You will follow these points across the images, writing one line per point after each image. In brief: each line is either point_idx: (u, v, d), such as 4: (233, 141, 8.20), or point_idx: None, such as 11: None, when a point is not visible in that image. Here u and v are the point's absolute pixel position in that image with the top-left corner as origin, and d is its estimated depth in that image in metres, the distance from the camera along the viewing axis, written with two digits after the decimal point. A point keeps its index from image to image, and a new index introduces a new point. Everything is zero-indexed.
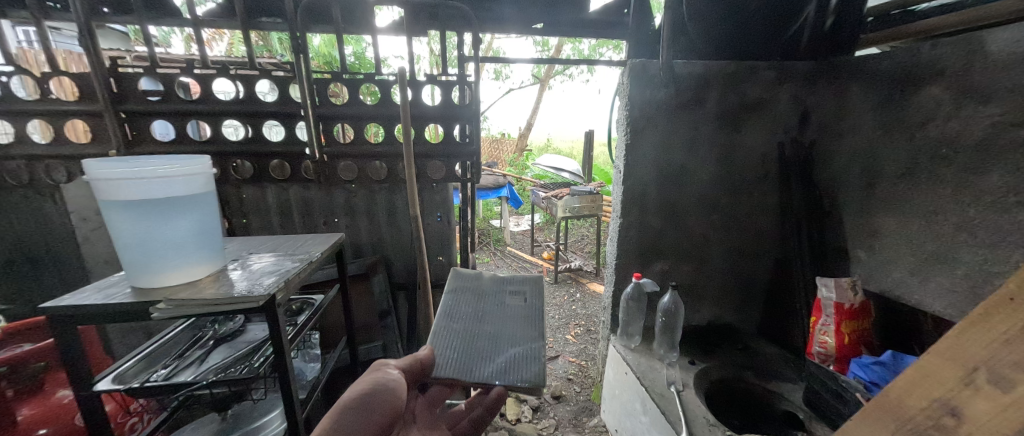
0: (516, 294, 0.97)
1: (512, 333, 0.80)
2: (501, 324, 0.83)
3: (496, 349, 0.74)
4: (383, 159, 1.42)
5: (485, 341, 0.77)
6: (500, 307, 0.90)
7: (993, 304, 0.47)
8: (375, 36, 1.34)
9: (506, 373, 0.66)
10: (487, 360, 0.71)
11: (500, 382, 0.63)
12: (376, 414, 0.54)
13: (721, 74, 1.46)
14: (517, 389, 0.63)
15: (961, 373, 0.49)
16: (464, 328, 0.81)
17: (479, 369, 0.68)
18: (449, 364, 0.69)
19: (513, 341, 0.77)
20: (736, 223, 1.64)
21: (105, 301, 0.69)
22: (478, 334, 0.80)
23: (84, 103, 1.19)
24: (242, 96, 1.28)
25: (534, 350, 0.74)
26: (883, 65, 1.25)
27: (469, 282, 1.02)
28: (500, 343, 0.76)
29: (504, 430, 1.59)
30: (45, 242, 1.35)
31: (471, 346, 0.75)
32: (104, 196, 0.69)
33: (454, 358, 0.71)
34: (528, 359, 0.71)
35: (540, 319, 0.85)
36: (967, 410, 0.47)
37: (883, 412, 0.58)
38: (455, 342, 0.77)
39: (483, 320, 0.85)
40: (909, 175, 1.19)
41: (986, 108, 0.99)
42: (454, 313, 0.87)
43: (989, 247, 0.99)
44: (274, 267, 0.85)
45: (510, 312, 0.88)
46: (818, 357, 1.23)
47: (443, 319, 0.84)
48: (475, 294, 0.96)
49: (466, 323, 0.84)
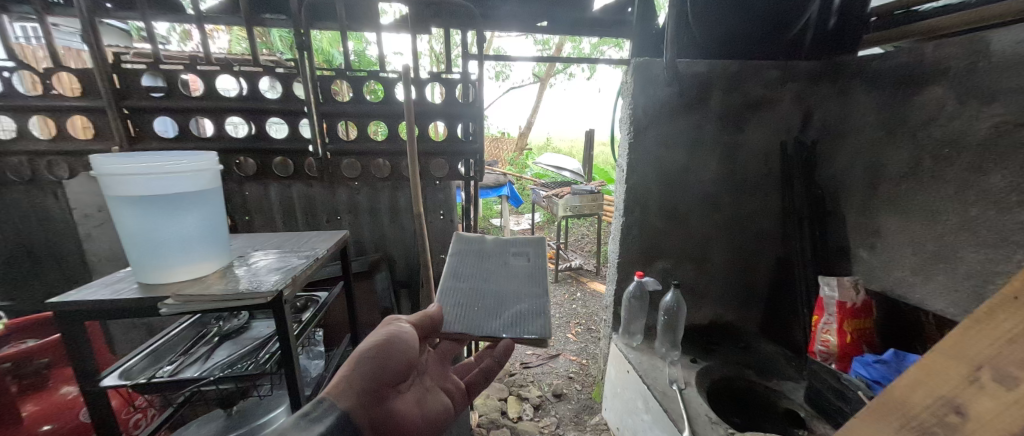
0: (520, 254, 0.99)
1: (517, 291, 0.83)
2: (505, 283, 0.86)
3: (502, 305, 0.78)
4: (387, 157, 1.42)
5: (491, 299, 0.80)
6: (504, 267, 0.93)
7: (999, 303, 0.48)
8: (378, 33, 1.34)
9: (513, 327, 0.70)
10: (494, 315, 0.74)
11: (507, 335, 0.68)
12: (393, 364, 0.57)
13: (724, 73, 1.46)
14: (525, 341, 0.67)
15: (966, 372, 0.50)
16: (470, 287, 0.84)
17: (487, 324, 0.72)
18: (457, 320, 0.72)
19: (519, 298, 0.80)
20: (738, 223, 1.65)
21: (111, 296, 0.69)
22: (484, 291, 0.82)
23: (86, 99, 1.18)
24: (245, 93, 1.27)
25: (539, 306, 0.78)
26: (887, 65, 1.25)
27: (472, 244, 1.03)
28: (505, 300, 0.79)
29: (505, 428, 1.60)
30: (47, 239, 1.34)
31: (477, 303, 0.78)
32: (111, 191, 0.69)
33: (462, 315, 0.74)
34: (532, 314, 0.74)
35: (543, 278, 0.88)
36: (970, 407, 0.48)
37: (892, 410, 0.58)
38: (462, 299, 0.79)
39: (488, 279, 0.87)
40: (912, 175, 1.19)
41: (989, 108, 1.00)
42: (459, 272, 0.89)
43: (991, 246, 1.00)
44: (279, 264, 0.85)
45: (515, 270, 0.91)
46: (821, 356, 1.23)
47: (449, 279, 0.86)
48: (479, 256, 0.97)
49: (471, 282, 0.86)
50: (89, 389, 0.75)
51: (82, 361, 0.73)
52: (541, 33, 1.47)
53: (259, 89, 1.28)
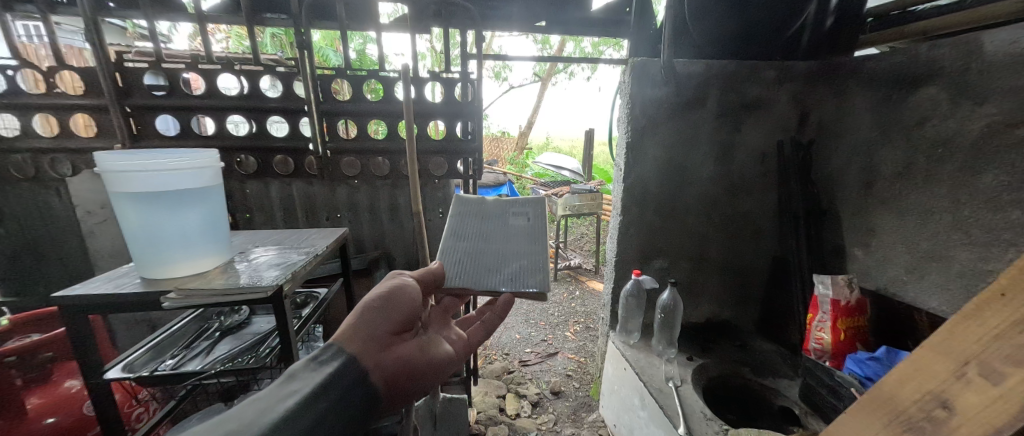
0: (519, 214, 0.98)
1: (517, 248, 0.85)
2: (505, 241, 0.88)
3: (503, 261, 0.81)
4: (386, 155, 1.44)
5: (492, 256, 0.83)
6: (503, 227, 0.93)
7: (985, 300, 0.49)
8: (378, 32, 1.35)
9: (514, 281, 0.75)
10: (495, 271, 0.78)
11: (506, 289, 0.72)
12: (397, 313, 0.58)
13: (721, 73, 1.47)
14: (526, 294, 0.72)
15: (953, 366, 0.52)
16: (469, 246, 0.86)
17: (488, 280, 0.75)
18: (460, 276, 0.76)
19: (518, 254, 0.83)
20: (736, 222, 1.66)
21: (114, 290, 0.71)
22: (484, 250, 0.85)
23: (90, 97, 1.20)
24: (247, 92, 1.29)
25: (538, 261, 0.81)
26: (882, 65, 1.27)
27: (472, 204, 1.03)
28: (505, 258, 0.82)
29: (504, 424, 1.61)
30: (51, 236, 1.36)
31: (478, 261, 0.81)
32: (114, 187, 0.71)
33: (466, 272, 0.78)
34: (532, 269, 0.78)
35: (542, 235, 0.88)
36: (958, 403, 0.50)
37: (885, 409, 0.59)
38: (462, 257, 0.82)
39: (488, 238, 0.89)
40: (906, 175, 1.21)
41: (982, 107, 1.01)
42: (459, 232, 0.91)
43: (983, 245, 1.01)
44: (279, 260, 0.87)
45: (514, 229, 0.92)
46: (815, 354, 1.24)
47: (450, 239, 0.88)
48: (479, 217, 0.97)
49: (473, 242, 0.88)
50: (93, 382, 0.76)
51: (85, 354, 0.74)
52: (540, 32, 1.48)
53: (260, 88, 1.29)
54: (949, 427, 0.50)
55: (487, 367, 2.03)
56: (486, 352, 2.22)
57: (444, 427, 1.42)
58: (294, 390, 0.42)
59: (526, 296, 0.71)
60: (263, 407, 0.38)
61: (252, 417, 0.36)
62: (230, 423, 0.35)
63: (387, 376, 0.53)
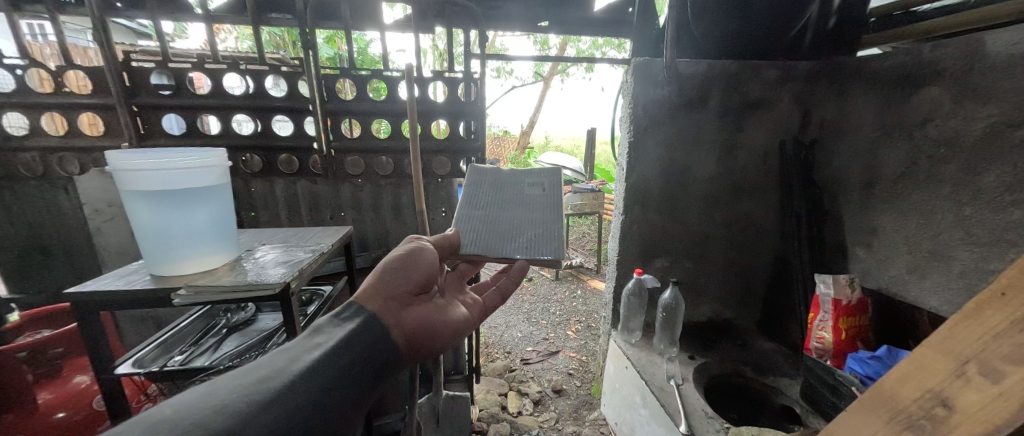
0: (535, 184, 0.95)
1: (531, 217, 0.87)
2: (519, 211, 0.89)
3: (517, 229, 0.83)
4: (390, 154, 1.45)
5: (506, 225, 0.85)
6: (519, 196, 0.92)
7: (985, 300, 0.51)
8: (382, 32, 1.36)
9: (528, 249, 0.78)
10: (509, 238, 0.81)
11: (521, 256, 0.77)
12: (414, 274, 0.65)
13: (723, 73, 1.48)
14: (538, 261, 0.77)
15: (953, 365, 0.53)
16: (486, 214, 0.88)
17: (504, 247, 0.80)
18: (476, 244, 0.80)
19: (533, 223, 0.85)
20: (737, 220, 1.66)
21: (125, 286, 0.72)
22: (499, 219, 0.87)
23: (98, 96, 1.21)
24: (252, 91, 1.30)
25: (551, 230, 0.83)
26: (884, 65, 1.27)
27: (486, 173, 1.00)
28: (519, 225, 0.84)
29: (505, 422, 1.62)
30: (59, 233, 1.37)
31: (493, 228, 0.84)
32: (124, 185, 0.72)
33: (482, 238, 0.82)
34: (546, 237, 0.81)
35: (558, 205, 0.88)
36: (958, 401, 0.51)
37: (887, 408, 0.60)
38: (477, 225, 0.85)
39: (503, 207, 0.90)
40: (907, 175, 1.21)
41: (984, 108, 1.01)
42: (474, 201, 0.91)
43: (984, 245, 1.01)
44: (287, 257, 0.88)
45: (529, 199, 0.91)
46: (816, 353, 1.25)
47: (465, 207, 0.89)
48: (495, 185, 0.96)
49: (487, 210, 0.89)
50: (103, 376, 0.77)
51: (96, 350, 0.75)
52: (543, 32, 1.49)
53: (264, 87, 1.30)
54: (949, 425, 0.51)
55: (489, 365, 2.05)
56: (487, 350, 2.23)
57: (446, 424, 1.44)
58: (318, 344, 0.46)
59: (540, 263, 0.75)
60: (290, 357, 0.44)
61: (280, 365, 0.42)
62: (263, 370, 0.40)
63: (408, 331, 0.59)
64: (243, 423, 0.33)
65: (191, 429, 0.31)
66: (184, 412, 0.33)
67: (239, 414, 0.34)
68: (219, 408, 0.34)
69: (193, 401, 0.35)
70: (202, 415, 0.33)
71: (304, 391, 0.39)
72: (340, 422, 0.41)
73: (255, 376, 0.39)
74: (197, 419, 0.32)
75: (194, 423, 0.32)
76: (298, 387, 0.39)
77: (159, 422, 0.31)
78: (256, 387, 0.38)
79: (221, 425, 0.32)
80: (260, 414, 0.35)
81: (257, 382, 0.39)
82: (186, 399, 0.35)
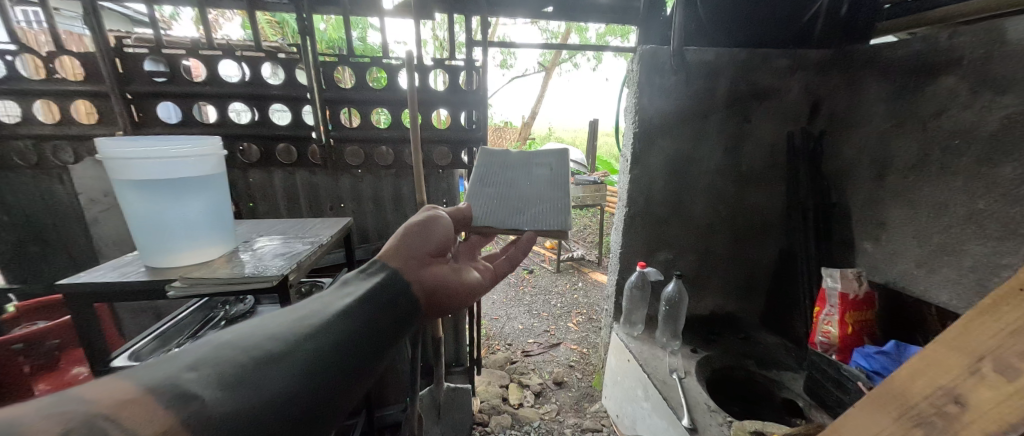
0: (544, 163, 0.94)
1: (540, 195, 0.85)
2: (529, 189, 0.87)
3: (526, 205, 0.83)
4: (389, 144, 1.42)
5: (516, 202, 0.84)
6: (529, 176, 0.91)
7: (1003, 297, 0.50)
8: (381, 18, 1.31)
9: (536, 224, 0.77)
10: (519, 213, 0.80)
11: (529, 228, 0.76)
12: (430, 239, 0.64)
13: (732, 62, 1.44)
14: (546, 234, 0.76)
15: (967, 362, 0.51)
16: (495, 192, 0.86)
17: (513, 220, 0.79)
18: (487, 217, 0.79)
19: (542, 200, 0.84)
20: (742, 213, 1.64)
21: (119, 279, 0.70)
22: (509, 197, 0.85)
23: (91, 84, 1.18)
24: (248, 79, 1.27)
25: (560, 206, 0.82)
26: (899, 54, 1.23)
27: (496, 153, 0.98)
28: (528, 202, 0.83)
29: (506, 414, 1.63)
30: (55, 224, 1.35)
31: (503, 205, 0.83)
32: (117, 174, 0.70)
33: (492, 213, 0.81)
34: (555, 212, 0.80)
35: (565, 183, 0.87)
36: (970, 398, 0.49)
37: (895, 401, 0.59)
38: (487, 201, 0.83)
39: (513, 185, 0.88)
40: (919, 167, 1.18)
41: (1002, 98, 0.98)
42: (484, 178, 0.90)
43: (997, 240, 0.99)
44: (285, 249, 0.85)
45: (539, 178, 0.90)
46: (821, 346, 1.23)
47: (475, 185, 0.87)
48: (505, 164, 0.94)
49: (498, 188, 0.88)
50: (100, 369, 0.76)
51: (91, 341, 0.74)
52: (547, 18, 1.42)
53: (261, 75, 1.27)
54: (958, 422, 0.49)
55: (490, 357, 2.05)
56: (489, 343, 2.24)
57: (448, 416, 1.44)
58: (349, 292, 0.48)
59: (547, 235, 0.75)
60: (327, 301, 0.45)
61: (318, 307, 0.44)
62: (302, 310, 0.42)
63: (427, 289, 0.58)
64: (287, 349, 0.36)
65: (246, 352, 0.34)
66: (240, 337, 0.37)
67: (286, 343, 0.37)
68: (269, 335, 0.37)
69: (247, 329, 0.38)
70: (255, 340, 0.36)
71: (339, 329, 0.41)
72: (372, 361, 0.42)
73: (295, 315, 0.41)
74: (253, 343, 0.36)
75: (249, 346, 0.35)
76: (334, 325, 0.41)
77: (224, 343, 0.35)
78: (298, 322, 0.40)
79: (271, 348, 0.35)
80: (302, 344, 0.37)
81: (298, 319, 0.41)
82: (239, 329, 0.38)
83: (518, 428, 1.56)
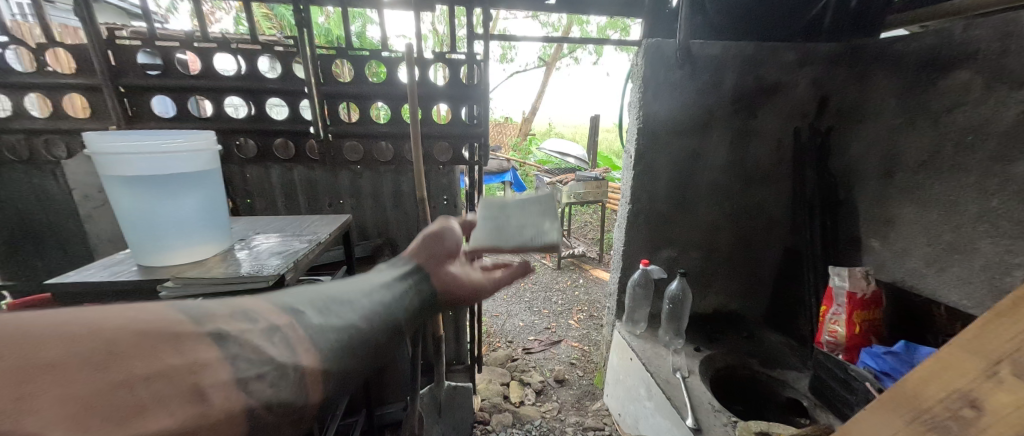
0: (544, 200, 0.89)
1: (536, 230, 0.79)
2: (526, 225, 0.81)
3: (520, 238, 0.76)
4: (389, 140, 1.38)
5: (511, 235, 0.78)
6: (529, 212, 0.86)
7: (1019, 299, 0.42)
8: (381, 9, 1.27)
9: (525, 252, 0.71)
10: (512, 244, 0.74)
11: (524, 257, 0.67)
12: (443, 245, 0.65)
13: (740, 56, 1.41)
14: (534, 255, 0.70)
15: (982, 366, 0.43)
16: (491, 229, 0.81)
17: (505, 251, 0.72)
18: (482, 247, 0.74)
19: (537, 233, 0.77)
20: (747, 210, 1.62)
21: (110, 278, 0.68)
22: (505, 232, 0.80)
23: (82, 76, 1.15)
24: (244, 72, 1.23)
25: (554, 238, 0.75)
26: (911, 48, 1.20)
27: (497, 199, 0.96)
28: (523, 236, 0.77)
29: (507, 412, 1.62)
30: (48, 220, 1.33)
31: (497, 239, 0.77)
32: (107, 171, 0.67)
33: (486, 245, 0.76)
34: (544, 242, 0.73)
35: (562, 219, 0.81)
36: (987, 403, 0.41)
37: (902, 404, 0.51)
38: (482, 236, 0.78)
39: (511, 222, 0.83)
40: (930, 164, 1.16)
41: (1019, 93, 0.95)
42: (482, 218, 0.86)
43: (1011, 238, 0.97)
44: (282, 248, 0.83)
45: (539, 212, 0.84)
46: (828, 346, 1.23)
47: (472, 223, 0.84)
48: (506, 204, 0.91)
49: (495, 225, 0.83)
50: None
51: None
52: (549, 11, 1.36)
53: (258, 69, 1.23)
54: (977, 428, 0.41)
55: (490, 355, 2.04)
56: (489, 340, 2.23)
57: (449, 415, 1.43)
58: (388, 272, 0.55)
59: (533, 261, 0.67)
60: (372, 276, 0.53)
61: (366, 279, 0.51)
62: (355, 280, 0.50)
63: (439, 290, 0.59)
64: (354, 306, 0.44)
65: (324, 303, 0.42)
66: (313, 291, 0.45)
67: (352, 301, 0.45)
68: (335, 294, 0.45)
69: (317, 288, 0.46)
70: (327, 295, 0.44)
71: (386, 297, 0.49)
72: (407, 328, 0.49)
73: (352, 282, 0.49)
74: (328, 295, 0.44)
75: (324, 298, 0.43)
76: (383, 292, 0.49)
77: (306, 292, 0.43)
78: (356, 287, 0.48)
79: (340, 303, 0.44)
80: (363, 303, 0.46)
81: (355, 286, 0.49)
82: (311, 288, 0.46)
83: (519, 426, 1.55)
